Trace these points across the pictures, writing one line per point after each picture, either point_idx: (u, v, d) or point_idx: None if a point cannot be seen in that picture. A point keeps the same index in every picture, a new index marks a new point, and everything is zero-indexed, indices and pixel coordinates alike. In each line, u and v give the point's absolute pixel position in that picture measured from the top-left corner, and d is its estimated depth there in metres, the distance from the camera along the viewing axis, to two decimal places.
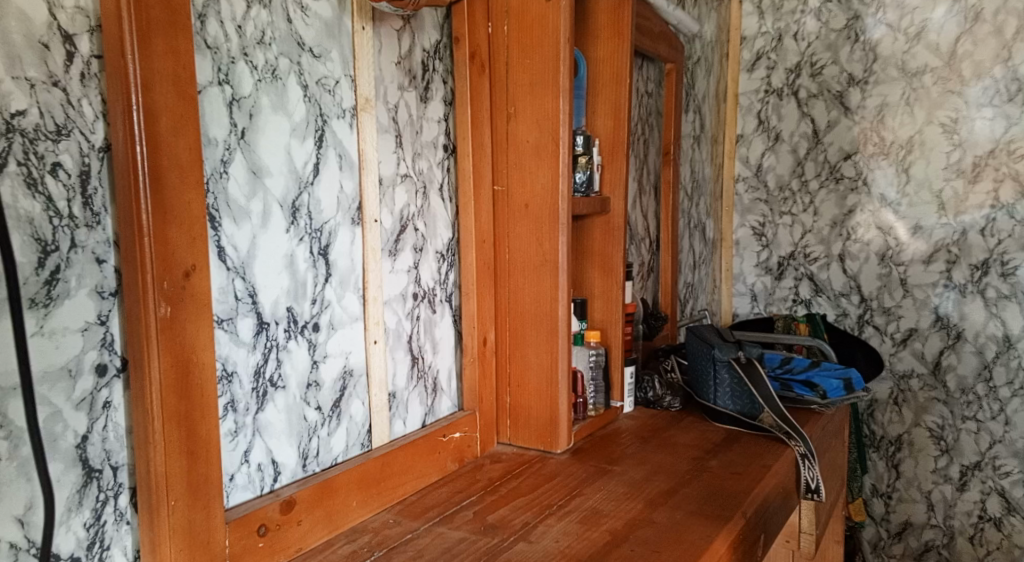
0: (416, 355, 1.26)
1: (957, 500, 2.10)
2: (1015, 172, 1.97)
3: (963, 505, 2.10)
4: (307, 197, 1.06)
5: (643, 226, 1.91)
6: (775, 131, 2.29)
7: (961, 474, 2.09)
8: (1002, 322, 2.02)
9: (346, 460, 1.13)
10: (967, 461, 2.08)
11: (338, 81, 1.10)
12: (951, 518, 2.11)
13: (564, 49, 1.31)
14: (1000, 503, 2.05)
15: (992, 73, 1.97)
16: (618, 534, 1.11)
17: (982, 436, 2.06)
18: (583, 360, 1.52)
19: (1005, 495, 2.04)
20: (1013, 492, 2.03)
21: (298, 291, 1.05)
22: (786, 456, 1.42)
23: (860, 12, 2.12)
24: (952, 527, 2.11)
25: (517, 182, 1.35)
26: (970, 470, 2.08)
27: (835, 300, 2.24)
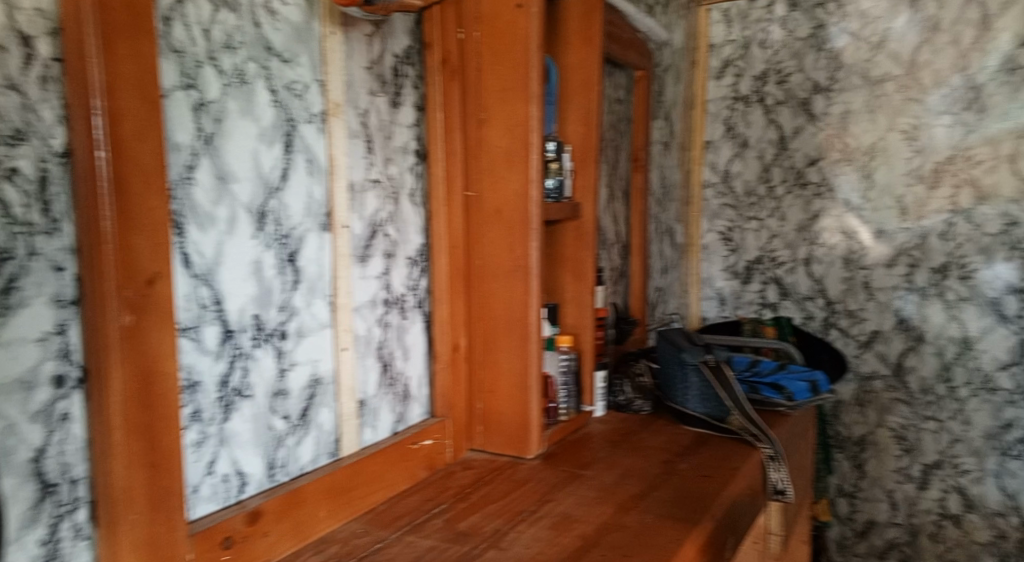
0: (385, 361, 1.24)
1: (919, 498, 2.13)
2: (972, 179, 2.01)
3: (925, 503, 2.12)
4: (275, 203, 1.04)
5: (614, 231, 1.91)
6: (742, 137, 2.31)
7: (922, 473, 2.12)
8: (960, 323, 2.05)
9: (313, 469, 1.11)
10: (927, 460, 2.11)
11: (307, 86, 1.09)
12: (913, 516, 2.14)
13: (535, 56, 1.31)
14: (959, 501, 2.08)
15: (950, 82, 2.00)
16: (589, 539, 1.11)
17: (942, 435, 2.09)
18: (554, 365, 1.51)
19: (963, 492, 2.07)
20: (971, 489, 2.06)
21: (264, 298, 1.04)
22: (754, 457, 1.43)
23: (824, 21, 2.15)
24: (914, 526, 2.14)
25: (489, 188, 1.35)
26: (930, 469, 2.11)
27: (801, 303, 2.26)
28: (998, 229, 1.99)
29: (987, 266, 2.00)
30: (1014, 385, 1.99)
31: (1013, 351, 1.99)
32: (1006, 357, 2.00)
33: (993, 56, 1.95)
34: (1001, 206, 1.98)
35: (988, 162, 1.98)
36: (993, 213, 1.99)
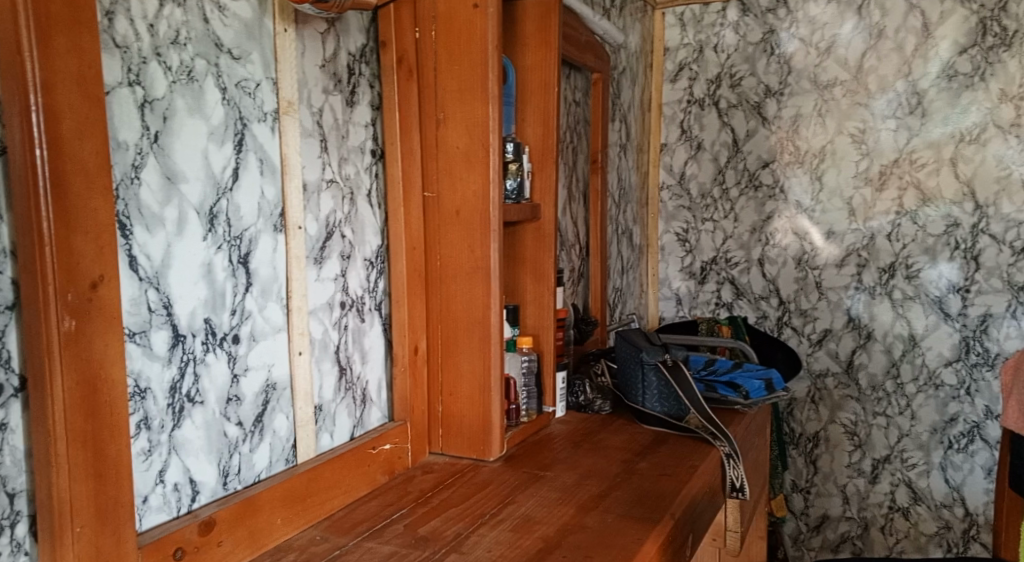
0: (343, 366, 1.22)
1: (870, 492, 2.22)
2: (916, 181, 2.10)
3: (875, 496, 2.22)
4: (226, 203, 1.02)
5: (573, 233, 1.91)
6: (697, 140, 2.33)
7: (873, 467, 2.21)
8: (907, 321, 2.14)
9: (268, 476, 1.09)
10: (878, 454, 2.20)
11: (258, 84, 1.06)
12: (864, 509, 2.23)
13: (492, 56, 1.29)
14: (907, 494, 2.18)
15: (895, 87, 2.09)
16: (552, 540, 1.10)
17: (891, 430, 2.18)
18: (515, 366, 1.51)
19: (911, 485, 2.17)
20: (918, 483, 2.16)
21: (216, 301, 1.01)
22: (713, 455, 1.44)
23: (775, 27, 2.21)
24: (865, 519, 2.23)
25: (447, 189, 1.33)
26: (880, 463, 2.20)
27: (755, 303, 2.31)
28: (942, 230, 2.08)
29: (931, 265, 2.10)
30: (958, 381, 2.10)
31: (957, 348, 2.10)
32: (950, 353, 2.10)
33: (935, 63, 2.04)
34: (944, 207, 2.08)
35: (931, 164, 2.08)
36: (936, 214, 2.09)
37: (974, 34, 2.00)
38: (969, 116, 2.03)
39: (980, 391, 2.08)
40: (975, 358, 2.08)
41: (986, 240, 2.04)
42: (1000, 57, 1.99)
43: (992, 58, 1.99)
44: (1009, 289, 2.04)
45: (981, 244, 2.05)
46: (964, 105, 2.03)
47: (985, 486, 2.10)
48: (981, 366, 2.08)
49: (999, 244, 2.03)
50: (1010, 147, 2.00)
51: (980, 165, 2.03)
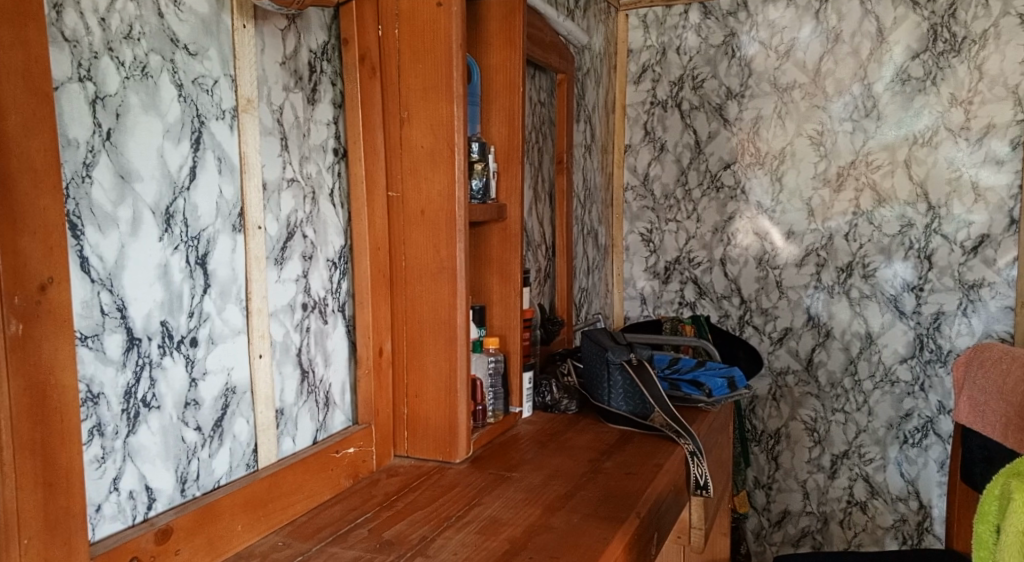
0: (305, 369, 1.20)
1: (829, 487, 2.25)
2: (872, 182, 2.14)
3: (834, 491, 2.24)
4: (182, 203, 0.99)
5: (540, 234, 1.90)
6: (660, 142, 2.34)
7: (832, 462, 2.24)
8: (864, 319, 2.18)
9: (229, 482, 1.07)
10: (836, 450, 2.23)
11: (216, 81, 1.04)
12: (824, 504, 2.26)
13: (456, 55, 1.28)
14: (865, 487, 2.21)
15: (851, 90, 2.13)
16: (518, 542, 1.09)
17: (849, 426, 2.21)
18: (482, 367, 1.49)
19: (868, 480, 2.21)
20: (875, 477, 2.20)
21: (173, 304, 0.99)
22: (677, 454, 1.43)
23: (736, 29, 2.22)
24: (825, 513, 2.26)
25: (412, 188, 1.31)
26: (839, 458, 2.23)
27: (717, 302, 2.32)
28: (896, 230, 2.12)
29: (886, 265, 2.14)
30: (913, 376, 2.14)
31: (911, 345, 2.13)
32: (904, 350, 2.14)
33: (888, 67, 2.09)
34: (898, 208, 2.12)
35: (885, 166, 2.12)
36: (891, 214, 2.13)
37: (925, 39, 2.05)
38: (921, 119, 2.07)
39: (934, 386, 2.12)
40: (928, 355, 2.12)
41: (939, 240, 2.09)
42: (950, 62, 2.04)
43: (942, 63, 2.04)
44: (960, 287, 2.08)
45: (934, 244, 2.09)
46: (917, 108, 2.07)
47: (939, 479, 2.14)
48: (935, 362, 2.12)
49: (951, 243, 2.08)
50: (961, 149, 2.05)
51: (932, 167, 2.08)
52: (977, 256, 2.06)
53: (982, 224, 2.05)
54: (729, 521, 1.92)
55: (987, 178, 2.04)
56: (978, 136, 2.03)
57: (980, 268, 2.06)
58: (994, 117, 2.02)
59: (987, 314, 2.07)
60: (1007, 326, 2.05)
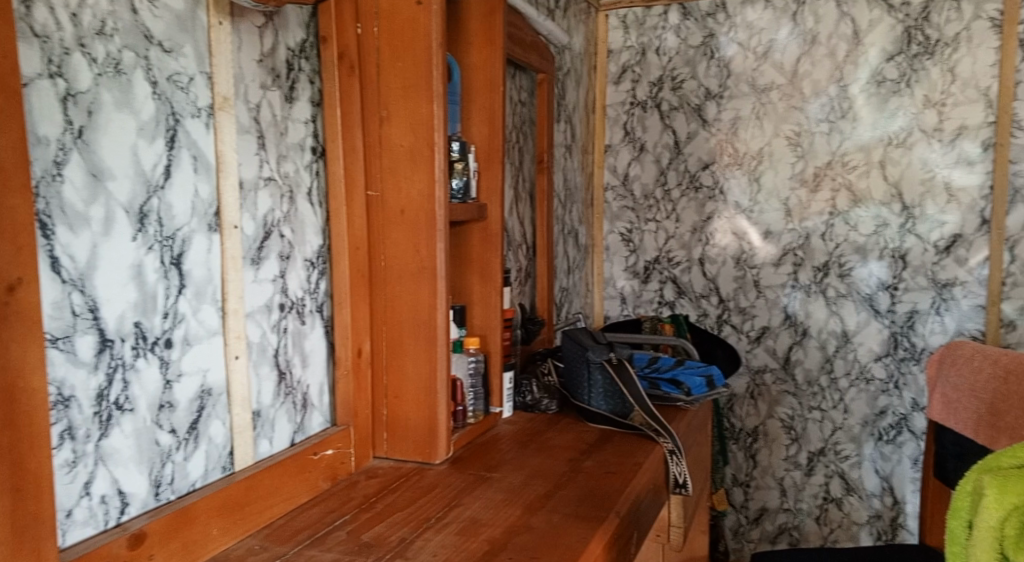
0: (282, 370, 1.18)
1: (805, 484, 2.26)
2: (848, 183, 2.15)
3: (810, 488, 2.25)
4: (157, 202, 0.98)
5: (520, 233, 1.89)
6: (640, 142, 2.34)
7: (809, 459, 2.25)
8: (840, 318, 2.19)
9: (204, 485, 1.05)
10: (813, 447, 2.24)
11: (192, 78, 1.02)
12: (800, 501, 2.27)
13: (437, 53, 1.27)
14: (840, 485, 2.23)
15: (828, 92, 2.14)
16: (498, 543, 1.08)
17: (825, 423, 2.23)
18: (462, 368, 1.48)
19: (844, 477, 2.22)
20: (851, 474, 2.21)
21: (147, 304, 0.97)
22: (656, 452, 1.43)
23: (714, 30, 2.23)
24: (802, 510, 2.27)
25: (391, 187, 1.30)
26: (816, 456, 2.24)
27: (696, 301, 2.33)
28: (872, 230, 2.14)
29: (862, 264, 2.15)
30: (887, 374, 2.16)
31: (886, 343, 2.15)
32: (880, 349, 2.16)
33: (864, 69, 2.10)
34: (874, 208, 2.13)
35: (861, 167, 2.13)
36: (866, 214, 2.14)
37: (900, 42, 2.07)
38: (896, 120, 2.09)
39: (908, 384, 2.14)
40: (903, 353, 2.14)
41: (913, 240, 2.11)
42: (924, 64, 2.06)
43: (916, 66, 2.06)
44: (933, 286, 2.10)
45: (908, 243, 2.11)
46: (892, 110, 2.09)
47: (912, 476, 2.16)
48: (909, 360, 2.13)
49: (925, 243, 2.10)
50: (934, 150, 2.07)
51: (906, 167, 2.10)
52: (949, 255, 2.08)
53: (955, 224, 2.07)
54: (707, 519, 1.93)
55: (960, 178, 2.06)
56: (951, 137, 2.06)
57: (953, 268, 2.08)
58: (966, 119, 2.04)
59: (959, 313, 2.09)
60: (979, 325, 2.07)
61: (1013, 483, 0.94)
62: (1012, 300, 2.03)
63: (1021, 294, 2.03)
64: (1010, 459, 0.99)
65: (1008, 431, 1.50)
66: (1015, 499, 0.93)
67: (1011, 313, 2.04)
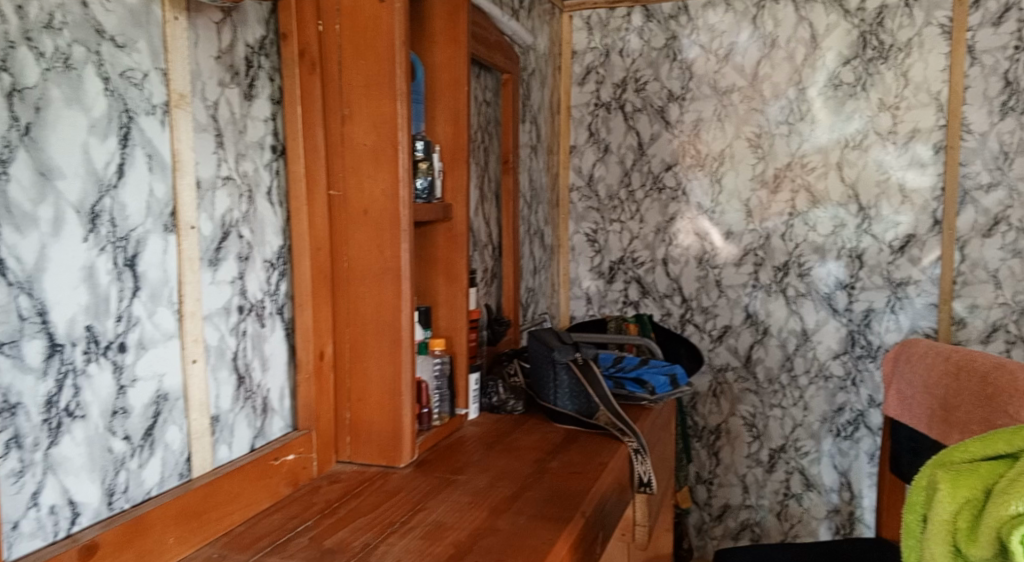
0: (242, 374, 1.16)
1: (767, 481, 2.27)
2: (807, 184, 2.17)
3: (772, 484, 2.27)
4: (110, 202, 0.95)
5: (485, 233, 1.88)
6: (604, 143, 2.34)
7: (770, 456, 2.26)
8: (800, 317, 2.20)
9: (161, 493, 1.02)
10: (774, 444, 2.26)
11: (146, 74, 1.00)
12: (762, 497, 2.28)
13: (400, 52, 1.25)
14: (800, 481, 2.24)
15: (787, 94, 2.16)
16: (463, 546, 1.07)
17: (786, 420, 2.24)
18: (427, 369, 1.47)
19: (804, 473, 2.24)
20: (811, 470, 2.23)
21: (99, 307, 0.94)
22: (621, 451, 1.43)
23: (676, 33, 2.23)
24: (763, 506, 2.28)
25: (354, 187, 1.28)
26: (776, 453, 2.26)
27: (660, 301, 2.33)
28: (830, 230, 2.16)
29: (821, 264, 2.17)
30: (845, 371, 2.18)
31: (844, 341, 2.17)
32: (838, 347, 2.18)
33: (822, 73, 2.13)
34: (831, 209, 2.15)
35: (819, 169, 2.16)
36: (825, 215, 2.16)
37: (856, 46, 2.09)
38: (852, 123, 2.12)
39: (865, 381, 2.16)
40: (859, 351, 2.16)
41: (869, 240, 2.13)
42: (878, 69, 2.08)
43: (871, 70, 2.09)
44: (888, 285, 2.13)
45: (865, 243, 2.14)
46: (848, 113, 2.12)
47: (869, 471, 2.18)
48: (865, 358, 2.16)
49: (880, 243, 2.12)
50: (889, 152, 2.10)
51: (863, 169, 2.12)
52: (903, 255, 2.11)
53: (909, 225, 2.10)
54: (671, 518, 1.93)
55: (913, 180, 2.09)
56: (905, 139, 2.09)
57: (907, 267, 2.11)
58: (919, 122, 2.07)
59: (914, 311, 2.12)
60: (932, 323, 2.11)
61: (966, 477, 0.94)
62: (963, 299, 2.08)
63: (972, 292, 2.07)
64: (962, 455, 1.00)
65: (958, 426, 1.52)
66: (968, 492, 0.93)
67: (961, 311, 2.08)
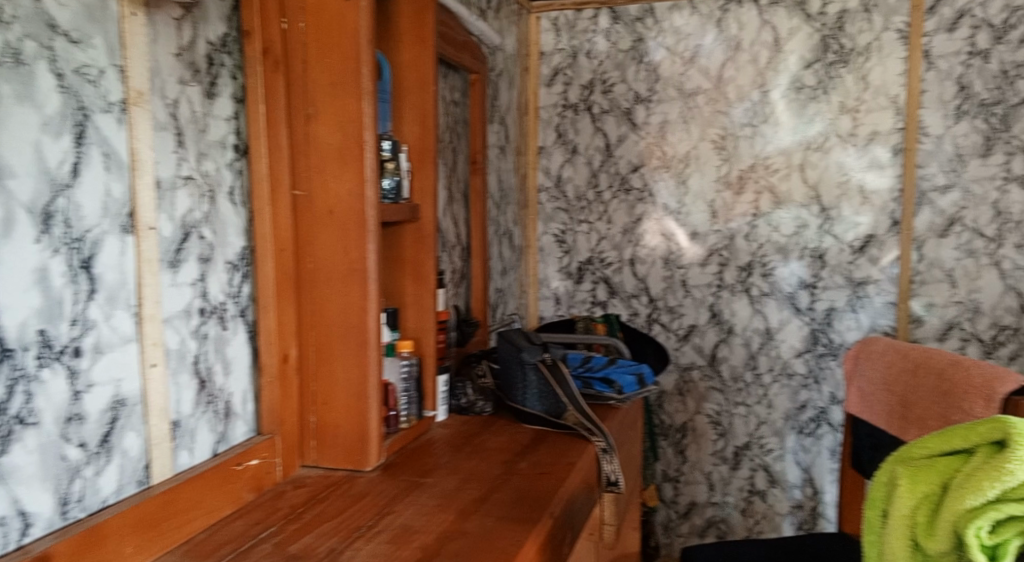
0: (203, 378, 1.13)
1: (732, 478, 2.28)
2: (771, 186, 2.18)
3: (736, 481, 2.28)
4: (64, 202, 0.93)
5: (454, 234, 1.86)
6: (572, 144, 2.33)
7: (735, 454, 2.27)
8: (763, 316, 2.22)
9: (118, 501, 1.00)
10: (739, 442, 2.27)
11: (102, 71, 0.97)
12: (727, 494, 2.29)
13: (366, 50, 1.23)
14: (765, 477, 2.26)
15: (751, 97, 2.17)
16: (430, 550, 1.05)
17: (750, 418, 2.25)
18: (395, 371, 1.45)
19: (768, 470, 2.25)
20: (774, 466, 2.24)
21: (52, 310, 0.92)
22: (589, 451, 1.42)
23: (643, 35, 2.24)
24: (729, 503, 2.29)
25: (319, 186, 1.26)
26: (741, 450, 2.27)
27: (627, 300, 2.33)
28: (792, 230, 2.18)
29: (783, 264, 2.19)
30: (807, 370, 2.20)
31: (806, 339, 2.19)
32: (800, 345, 2.19)
33: (784, 76, 2.14)
34: (794, 210, 2.17)
35: (782, 170, 2.17)
36: (787, 216, 2.18)
37: (817, 50, 2.11)
38: (814, 126, 2.14)
39: (827, 378, 2.18)
40: (821, 349, 2.18)
41: (830, 240, 2.15)
42: (839, 72, 2.10)
43: (832, 74, 2.11)
44: (849, 285, 2.15)
45: (826, 244, 2.15)
46: (810, 115, 2.14)
47: (830, 467, 2.20)
48: (827, 356, 2.18)
49: (841, 243, 2.14)
50: (850, 155, 2.12)
51: (824, 171, 2.14)
52: (863, 255, 2.13)
53: (868, 225, 2.12)
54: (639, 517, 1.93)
55: (873, 182, 2.11)
56: (864, 142, 2.11)
57: (866, 267, 2.13)
58: (878, 125, 2.09)
59: (873, 310, 2.14)
60: (891, 321, 2.13)
61: (924, 472, 0.94)
62: (920, 298, 2.10)
63: (929, 291, 2.10)
64: (920, 450, 0.98)
65: (916, 422, 1.53)
66: (927, 487, 0.93)
67: (919, 310, 2.10)
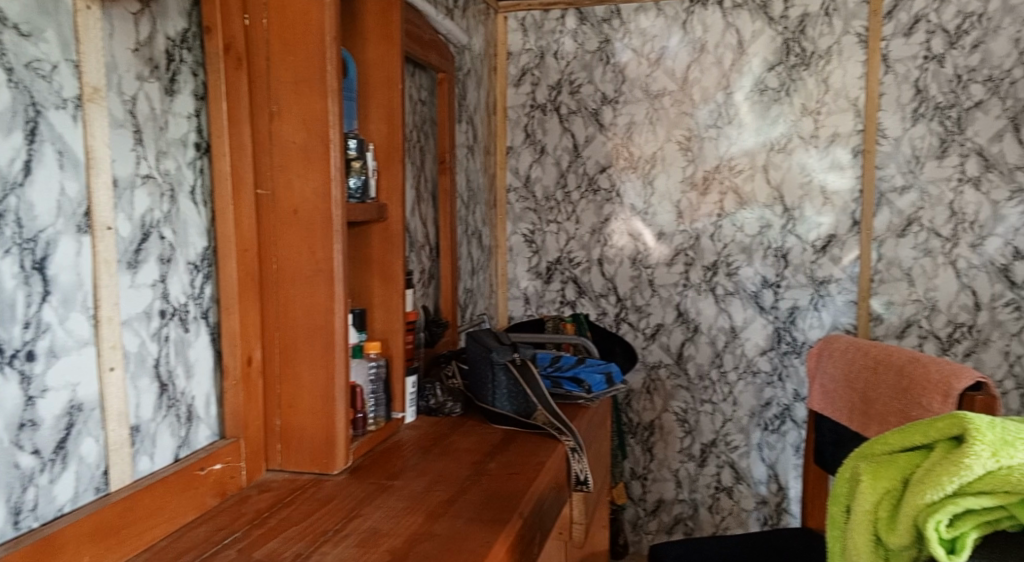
0: (164, 382, 1.10)
1: (699, 475, 2.29)
2: (735, 186, 2.19)
3: (703, 478, 2.29)
4: (15, 201, 0.90)
5: (422, 234, 1.84)
6: (540, 144, 2.32)
7: (702, 451, 2.28)
8: (728, 315, 2.23)
9: (75, 509, 0.97)
10: (705, 439, 2.27)
11: (55, 66, 0.94)
12: (694, 491, 2.30)
13: (331, 48, 1.21)
14: (731, 474, 2.27)
15: (715, 99, 2.18)
16: (398, 553, 1.03)
17: (716, 416, 2.26)
18: (362, 373, 1.43)
19: (734, 466, 2.26)
20: (740, 463, 2.25)
21: (3, 314, 0.89)
22: (558, 450, 1.41)
23: (609, 36, 2.24)
24: (696, 500, 2.30)
25: (283, 186, 1.23)
26: (708, 447, 2.27)
27: (596, 300, 2.33)
28: (757, 230, 2.19)
29: (747, 264, 2.20)
30: (771, 367, 2.21)
31: (770, 338, 2.20)
32: (764, 343, 2.21)
33: (748, 77, 2.15)
34: (758, 210, 2.18)
35: (746, 171, 2.18)
36: (751, 216, 2.19)
37: (780, 53, 2.12)
38: (777, 127, 2.15)
39: (790, 375, 2.20)
40: (785, 347, 2.19)
41: (793, 240, 2.17)
42: (801, 75, 2.12)
43: (794, 76, 2.12)
44: (812, 284, 2.16)
45: (789, 243, 2.17)
46: (773, 117, 2.15)
47: (795, 462, 2.22)
48: (791, 353, 2.19)
49: (803, 243, 2.16)
50: (812, 155, 2.14)
51: (787, 171, 2.15)
52: (826, 255, 2.15)
53: (830, 225, 2.14)
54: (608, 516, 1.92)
55: (834, 182, 2.13)
56: (826, 143, 2.13)
57: (828, 266, 2.15)
58: (839, 127, 2.11)
59: (835, 308, 2.16)
60: (852, 319, 2.15)
61: (886, 468, 0.95)
62: (880, 296, 2.13)
63: (888, 289, 2.12)
64: (882, 446, 0.98)
65: (877, 418, 1.54)
66: (888, 483, 0.93)
67: (878, 308, 2.13)
